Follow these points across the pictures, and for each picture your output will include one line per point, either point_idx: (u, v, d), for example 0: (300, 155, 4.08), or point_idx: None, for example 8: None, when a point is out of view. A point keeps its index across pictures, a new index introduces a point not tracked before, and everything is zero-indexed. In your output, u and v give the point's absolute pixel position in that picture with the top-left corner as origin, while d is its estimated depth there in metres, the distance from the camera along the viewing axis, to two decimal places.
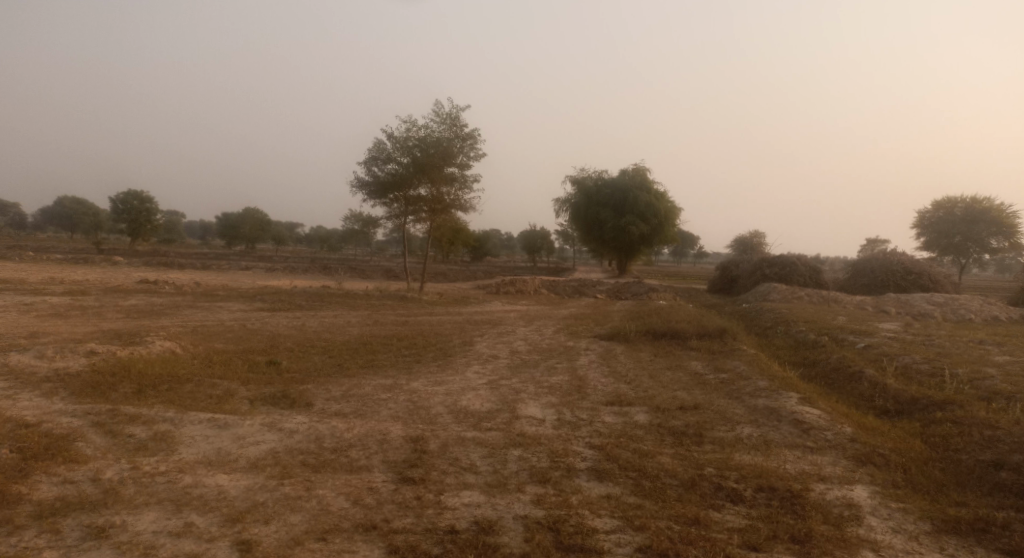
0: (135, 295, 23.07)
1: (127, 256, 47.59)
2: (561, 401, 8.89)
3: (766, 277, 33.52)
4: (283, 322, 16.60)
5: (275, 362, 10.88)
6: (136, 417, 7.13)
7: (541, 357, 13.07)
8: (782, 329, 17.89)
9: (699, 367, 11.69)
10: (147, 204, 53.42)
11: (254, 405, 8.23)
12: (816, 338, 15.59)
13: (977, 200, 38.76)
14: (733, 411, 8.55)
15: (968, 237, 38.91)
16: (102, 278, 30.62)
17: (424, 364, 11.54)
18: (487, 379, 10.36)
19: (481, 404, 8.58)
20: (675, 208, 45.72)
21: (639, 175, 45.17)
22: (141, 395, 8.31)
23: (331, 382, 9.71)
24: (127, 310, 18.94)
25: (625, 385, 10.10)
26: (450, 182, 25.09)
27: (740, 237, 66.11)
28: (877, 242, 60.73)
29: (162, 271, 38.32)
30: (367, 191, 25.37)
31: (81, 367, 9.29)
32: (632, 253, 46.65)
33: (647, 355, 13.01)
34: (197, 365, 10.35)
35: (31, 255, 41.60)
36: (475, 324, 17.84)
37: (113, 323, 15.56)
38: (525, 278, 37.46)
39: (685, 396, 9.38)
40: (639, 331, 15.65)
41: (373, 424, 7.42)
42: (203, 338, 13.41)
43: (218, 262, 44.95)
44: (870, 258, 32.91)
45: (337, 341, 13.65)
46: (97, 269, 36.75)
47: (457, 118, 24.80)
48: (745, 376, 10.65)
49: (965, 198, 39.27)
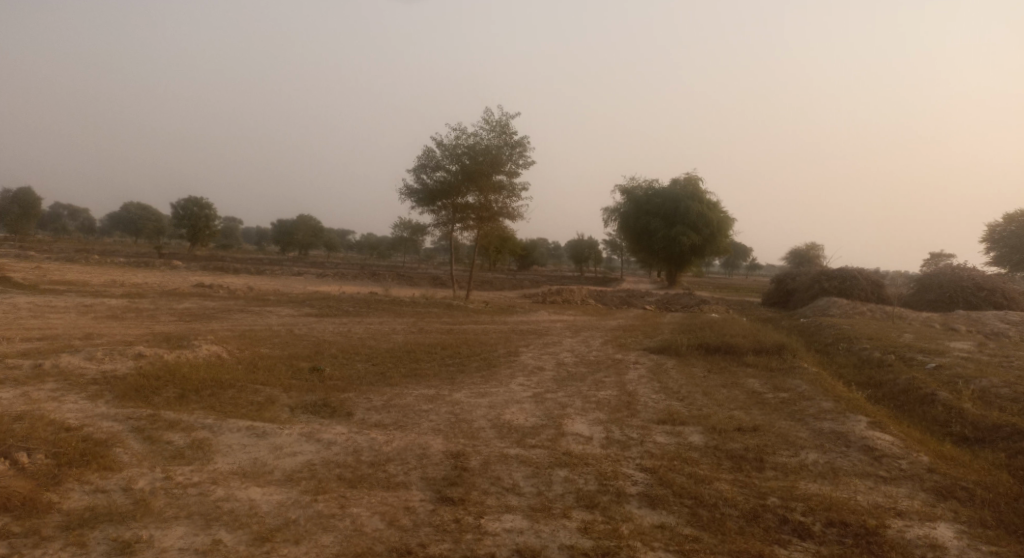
0: (189, 299, 23.63)
1: (186, 260, 49.17)
2: (609, 418, 8.44)
3: (824, 291, 32.14)
4: (329, 328, 16.64)
5: (318, 369, 10.76)
6: (175, 423, 7.06)
7: (588, 369, 12.62)
8: (844, 346, 16.96)
9: (757, 385, 11.03)
10: (207, 210, 55.17)
11: (294, 413, 8.08)
12: (882, 357, 14.65)
13: None
14: (796, 435, 7.94)
15: None
16: (160, 282, 31.60)
17: (467, 375, 11.25)
18: (532, 392, 9.99)
19: (525, 418, 8.22)
20: (728, 218, 44.48)
21: (691, 184, 44.13)
22: (184, 400, 8.27)
23: (372, 391, 9.51)
24: (181, 313, 19.35)
25: (677, 403, 9.57)
26: (498, 190, 24.91)
27: (795, 249, 64.00)
28: (941, 255, 57.88)
29: (218, 276, 39.32)
30: (416, 199, 25.43)
31: (128, 371, 9.35)
32: (682, 264, 45.59)
33: (700, 371, 12.41)
34: (241, 370, 10.33)
35: (97, 258, 43.43)
36: (520, 334, 17.50)
37: (165, 326, 15.85)
38: (572, 288, 36.95)
39: (743, 416, 8.81)
40: (691, 345, 15.04)
41: (413, 437, 7.14)
42: (249, 342, 13.48)
43: (271, 268, 45.99)
44: (936, 273, 31.17)
45: (381, 349, 13.51)
46: (157, 273, 38.04)
47: (507, 125, 24.60)
48: (808, 396, 9.96)
49: None
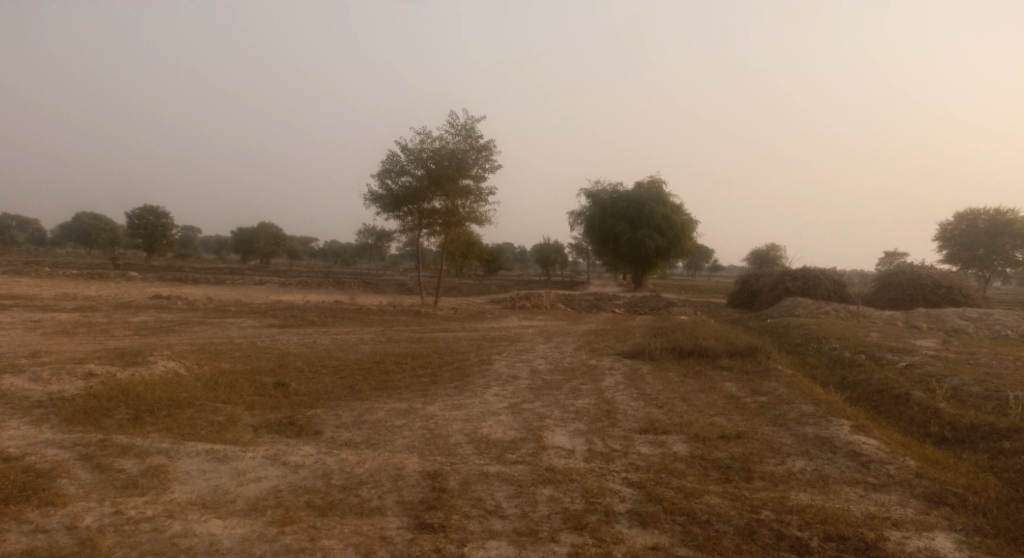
0: (145, 312, 22.63)
1: (141, 270, 47.53)
2: (590, 428, 8.17)
3: (788, 291, 32.57)
4: (294, 339, 16.03)
5: (283, 384, 10.23)
6: (128, 448, 6.53)
7: (564, 377, 12.33)
8: (814, 346, 17.06)
9: (734, 389, 10.91)
10: (164, 219, 53.40)
11: (258, 433, 7.59)
12: (852, 357, 14.73)
13: (1000, 212, 37.65)
14: (780, 441, 7.77)
15: (992, 250, 37.80)
16: (115, 294, 30.31)
17: (440, 386, 10.86)
18: (509, 403, 9.65)
19: (503, 432, 7.87)
20: (692, 220, 44.94)
21: (655, 187, 44.47)
22: (137, 422, 7.71)
23: (342, 406, 9.05)
24: (136, 326, 18.47)
25: (658, 410, 9.36)
26: (466, 195, 24.55)
27: (757, 250, 65.13)
28: (895, 255, 59.63)
29: (177, 286, 37.99)
30: (381, 205, 24.90)
31: (77, 392, 8.71)
32: (648, 267, 45.88)
33: (676, 376, 12.25)
34: (200, 388, 9.74)
35: (47, 270, 41.62)
36: (492, 341, 17.16)
37: (119, 341, 15.04)
38: (540, 292, 36.73)
39: (725, 423, 8.63)
40: (665, 349, 14.91)
41: (386, 456, 6.73)
42: (209, 357, 12.82)
43: (232, 277, 44.71)
44: (895, 271, 31.86)
45: (349, 361, 13.02)
46: (110, 285, 36.57)
47: (473, 128, 24.27)
48: (787, 399, 9.86)
49: (988, 211, 38.18)
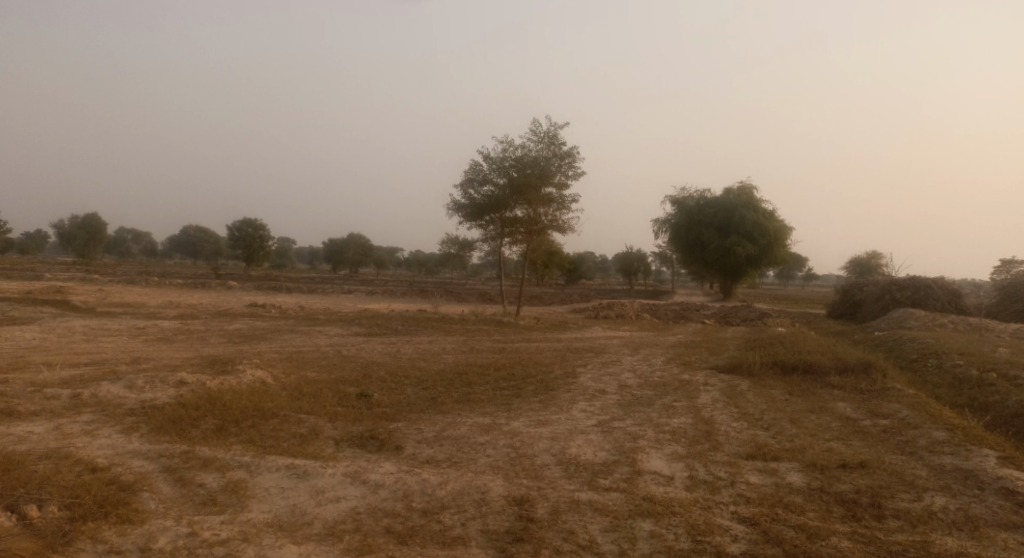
0: (240, 319, 23.53)
1: (240, 280, 50.07)
2: (689, 452, 7.44)
3: (896, 302, 30.02)
4: (377, 348, 16.07)
5: (366, 394, 10.06)
6: (210, 461, 6.45)
7: (655, 392, 11.56)
8: (933, 362, 15.38)
9: (849, 411, 9.80)
10: (260, 231, 56.20)
11: (338, 447, 7.37)
12: (983, 375, 13.10)
13: None
14: (915, 473, 6.73)
15: None
16: (214, 302, 31.88)
17: (524, 399, 10.38)
18: (598, 420, 9.03)
19: (594, 453, 7.29)
20: (786, 227, 42.58)
21: (744, 193, 42.50)
22: (222, 433, 7.68)
23: (423, 420, 8.75)
24: (230, 334, 19.12)
25: (763, 432, 8.49)
26: (548, 203, 24.11)
27: (857, 258, 61.01)
28: (1015, 263, 54.29)
29: (271, 295, 39.63)
30: (463, 214, 24.87)
31: (167, 400, 8.86)
32: (737, 276, 43.81)
33: (780, 394, 11.22)
34: (284, 397, 9.74)
35: (157, 280, 44.67)
36: (576, 352, 16.57)
37: (213, 349, 15.54)
38: (623, 302, 35.64)
39: (844, 450, 7.64)
40: (764, 363, 13.83)
41: (469, 477, 6.29)
42: (296, 365, 12.95)
43: (323, 286, 46.28)
44: (1021, 279, 28.70)
45: (431, 371, 12.79)
46: (211, 294, 38.69)
47: (556, 135, 23.81)
48: (915, 424, 8.70)
49: None
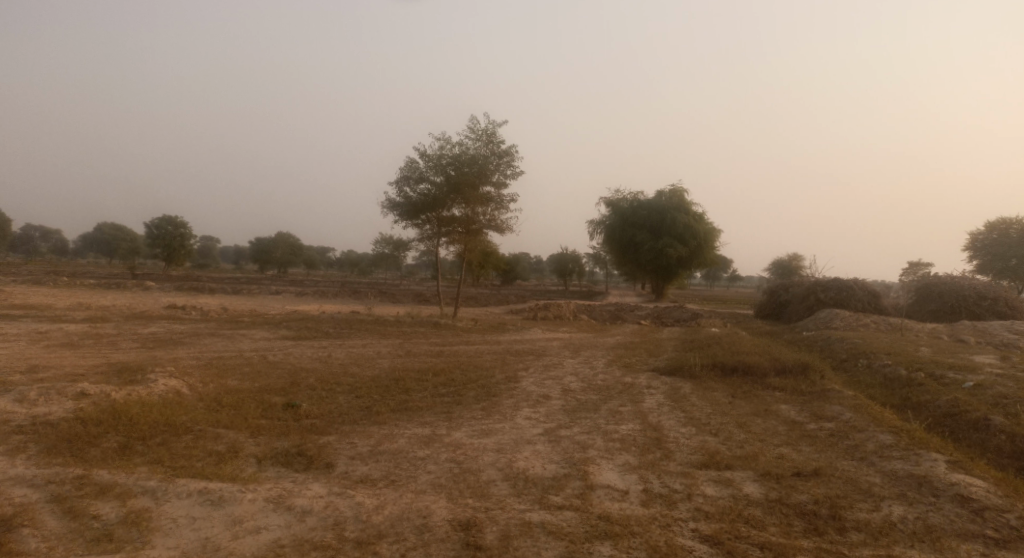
0: (156, 322, 21.88)
1: (158, 280, 47.08)
2: (642, 462, 7.10)
3: (820, 303, 31.12)
4: (307, 353, 15.12)
5: (293, 405, 9.26)
6: (109, 487, 5.59)
7: (599, 397, 11.23)
8: (863, 363, 15.79)
9: (794, 414, 9.77)
10: (182, 229, 53.14)
11: (261, 466, 6.62)
12: (911, 376, 13.47)
13: None
14: (868, 481, 6.62)
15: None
16: (129, 304, 29.70)
17: (465, 407, 9.84)
18: (544, 428, 8.58)
19: (543, 466, 6.83)
20: (715, 229, 43.68)
21: (676, 196, 43.33)
22: (125, 453, 6.77)
23: (357, 433, 8.05)
24: (144, 338, 17.64)
25: (713, 439, 8.28)
26: (486, 202, 23.60)
27: (779, 261, 63.47)
28: (920, 265, 57.87)
29: (192, 296, 37.57)
30: (399, 213, 24.03)
31: (63, 415, 7.80)
32: (669, 277, 44.62)
33: (724, 397, 11.10)
34: (201, 410, 8.82)
35: (65, 279, 41.64)
36: (516, 355, 16.11)
37: (123, 355, 14.21)
38: (560, 303, 35.47)
39: (795, 457, 7.50)
40: (705, 365, 13.78)
41: (410, 499, 5.70)
42: (216, 373, 11.91)
43: (248, 286, 44.22)
44: (933, 281, 30.32)
45: (365, 377, 12.03)
46: (125, 294, 36.16)
47: (494, 133, 23.34)
48: (859, 428, 8.69)
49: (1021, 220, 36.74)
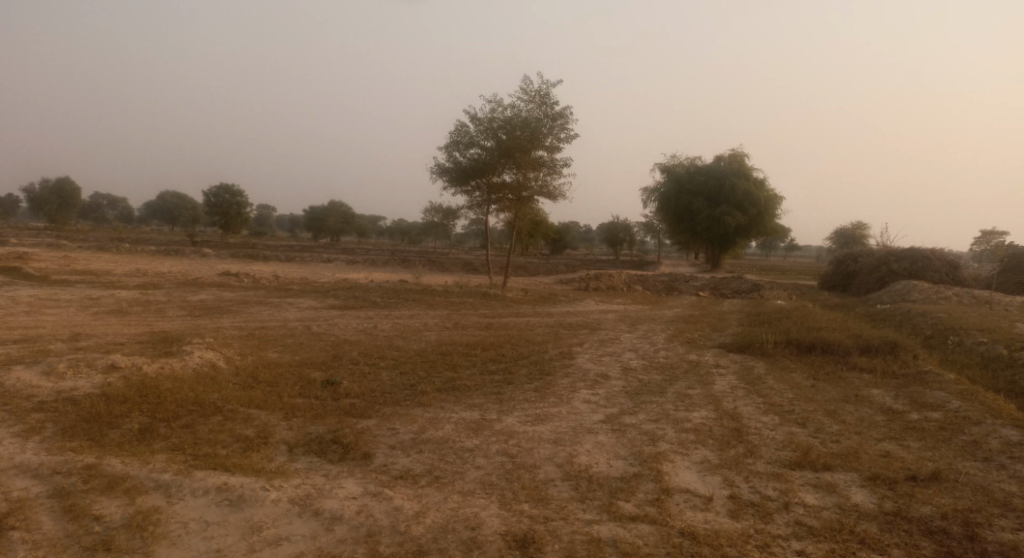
0: (207, 289, 21.79)
1: (215, 248, 47.71)
2: (724, 460, 6.10)
3: (893, 274, 28.89)
4: (352, 324, 14.53)
5: (332, 382, 8.59)
6: (119, 481, 4.96)
7: (663, 377, 10.18)
8: (955, 341, 14.17)
9: (891, 401, 8.53)
10: (238, 198, 53.79)
11: (292, 456, 5.93)
12: (1016, 356, 11.90)
13: None
14: (1007, 490, 5.45)
15: None
16: (185, 271, 30.03)
17: (518, 387, 8.99)
18: (606, 415, 7.64)
19: (608, 463, 5.91)
20: (776, 196, 41.33)
21: (736, 161, 41.10)
22: (147, 437, 6.18)
23: (398, 416, 7.30)
24: (192, 306, 17.44)
25: (802, 431, 7.19)
26: (538, 167, 22.48)
27: (840, 230, 60.12)
28: (995, 234, 53.99)
29: (246, 263, 37.92)
30: (447, 179, 23.17)
31: (89, 391, 7.30)
32: (726, 246, 42.64)
33: (805, 380, 9.90)
34: (235, 386, 8.25)
35: (129, 246, 42.66)
36: (570, 328, 15.16)
37: (167, 324, 13.87)
38: (611, 272, 34.09)
39: (906, 455, 6.33)
40: (778, 343, 12.54)
41: (455, 503, 4.87)
42: (257, 345, 11.38)
43: (302, 254, 44.50)
44: (1022, 250, 27.69)
45: (410, 351, 11.32)
46: (183, 262, 36.80)
47: (547, 94, 22.06)
48: (975, 420, 7.43)
49: None
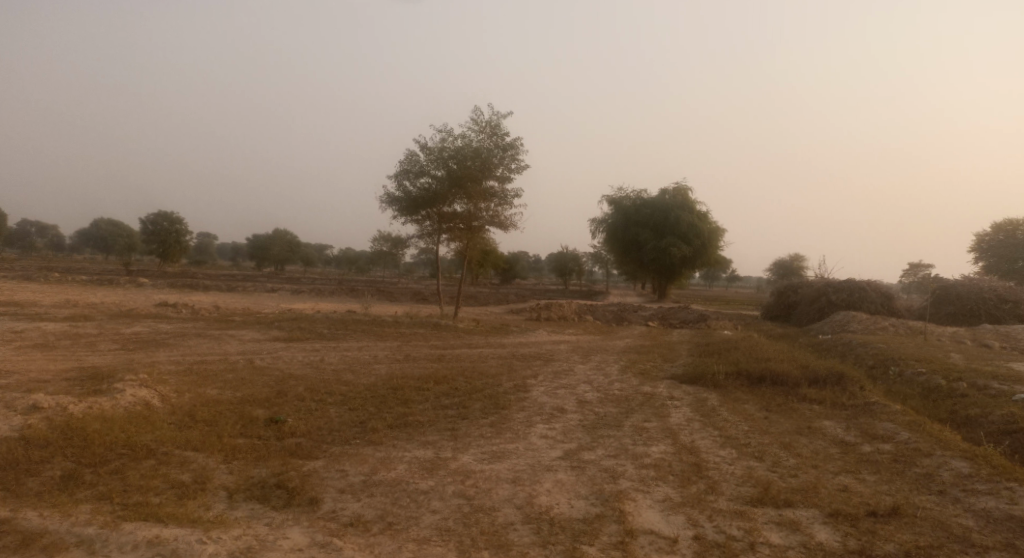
0: (142, 321, 20.71)
1: (151, 277, 45.72)
2: (686, 497, 5.98)
3: (831, 305, 29.93)
4: (298, 357, 13.97)
5: (277, 420, 8.14)
6: (35, 537, 4.46)
7: (619, 410, 10.09)
8: (895, 371, 14.62)
9: (842, 433, 8.65)
10: (178, 225, 51.88)
11: (233, 503, 5.50)
12: (953, 386, 12.33)
13: None
14: (962, 524, 5.49)
15: None
16: (119, 301, 28.55)
17: (472, 423, 8.73)
18: (564, 451, 7.45)
19: (569, 503, 5.71)
20: (719, 229, 42.57)
21: (680, 194, 42.23)
22: (69, 485, 5.64)
23: (348, 456, 6.93)
24: (124, 339, 16.48)
25: (760, 465, 7.17)
26: (489, 197, 22.47)
27: (779, 262, 62.31)
28: (921, 267, 56.92)
29: (186, 293, 36.44)
30: (398, 208, 22.88)
31: (6, 435, 6.68)
32: (672, 277, 43.52)
33: (758, 412, 9.97)
34: (171, 426, 7.72)
35: (57, 275, 40.43)
36: (523, 360, 14.99)
37: (97, 358, 13.02)
38: (561, 302, 34.21)
39: (862, 489, 6.36)
40: (729, 374, 12.66)
41: (411, 553, 4.57)
42: (195, 380, 10.75)
43: (245, 284, 43.10)
44: (949, 283, 29.16)
45: (359, 386, 10.91)
46: (117, 291, 35.09)
47: (498, 126, 22.17)
48: (924, 451, 7.56)
49: None
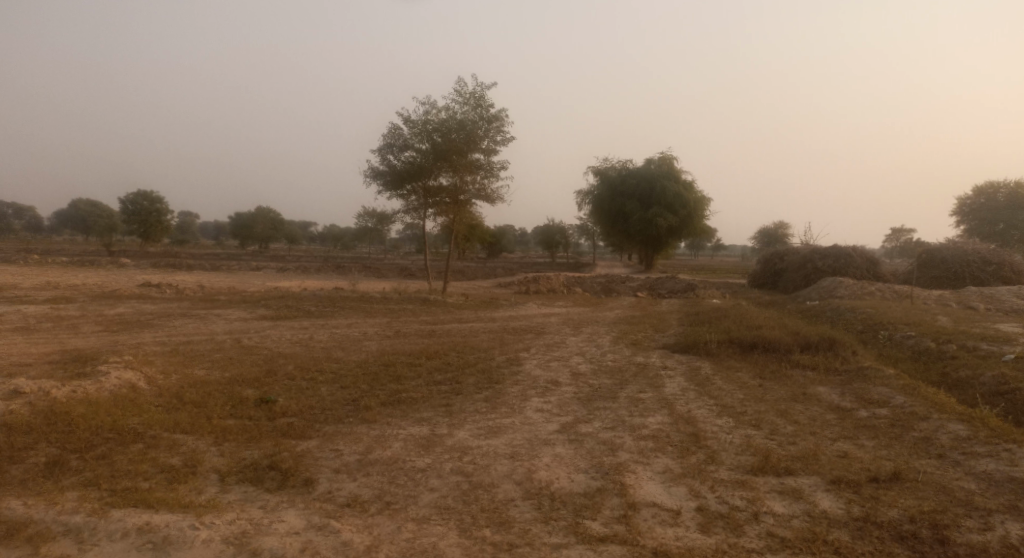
0: (125, 302, 20.30)
1: (133, 258, 44.96)
2: (687, 468, 5.92)
3: (818, 272, 30.06)
4: (286, 335, 13.77)
5: (267, 400, 7.97)
6: (19, 527, 4.30)
7: (613, 381, 10.02)
8: (885, 336, 14.67)
9: (837, 399, 8.64)
10: (158, 204, 50.89)
11: (225, 487, 5.35)
12: (943, 349, 12.38)
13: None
14: (963, 488, 5.48)
15: (1013, 225, 35.41)
16: (101, 283, 28.03)
17: (467, 398, 8.61)
18: (561, 424, 7.36)
19: (570, 477, 5.62)
20: (705, 198, 42.47)
21: (666, 164, 41.98)
22: (55, 472, 5.46)
23: (341, 435, 6.78)
24: (107, 321, 16.13)
25: (759, 433, 7.12)
26: (475, 170, 22.14)
27: (764, 229, 62.48)
28: (904, 232, 57.33)
29: (169, 273, 35.89)
30: (382, 183, 22.49)
31: None
32: (659, 247, 43.51)
33: (752, 380, 9.94)
34: (158, 408, 7.53)
35: (36, 258, 39.65)
36: (514, 333, 14.87)
37: (80, 341, 12.72)
38: (549, 275, 34.09)
39: (862, 455, 6.34)
40: (722, 342, 12.63)
41: (411, 534, 4.45)
42: (181, 361, 10.52)
43: (229, 263, 42.51)
44: (934, 247, 29.34)
45: (350, 363, 10.74)
46: (99, 273, 34.45)
47: (483, 97, 21.73)
48: (920, 415, 7.56)
49: (1010, 183, 35.92)
